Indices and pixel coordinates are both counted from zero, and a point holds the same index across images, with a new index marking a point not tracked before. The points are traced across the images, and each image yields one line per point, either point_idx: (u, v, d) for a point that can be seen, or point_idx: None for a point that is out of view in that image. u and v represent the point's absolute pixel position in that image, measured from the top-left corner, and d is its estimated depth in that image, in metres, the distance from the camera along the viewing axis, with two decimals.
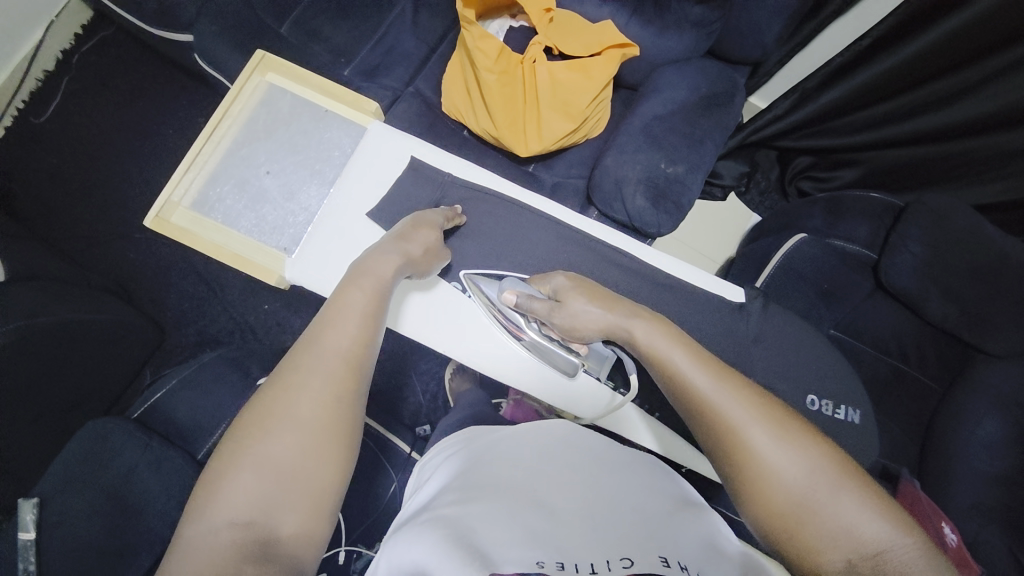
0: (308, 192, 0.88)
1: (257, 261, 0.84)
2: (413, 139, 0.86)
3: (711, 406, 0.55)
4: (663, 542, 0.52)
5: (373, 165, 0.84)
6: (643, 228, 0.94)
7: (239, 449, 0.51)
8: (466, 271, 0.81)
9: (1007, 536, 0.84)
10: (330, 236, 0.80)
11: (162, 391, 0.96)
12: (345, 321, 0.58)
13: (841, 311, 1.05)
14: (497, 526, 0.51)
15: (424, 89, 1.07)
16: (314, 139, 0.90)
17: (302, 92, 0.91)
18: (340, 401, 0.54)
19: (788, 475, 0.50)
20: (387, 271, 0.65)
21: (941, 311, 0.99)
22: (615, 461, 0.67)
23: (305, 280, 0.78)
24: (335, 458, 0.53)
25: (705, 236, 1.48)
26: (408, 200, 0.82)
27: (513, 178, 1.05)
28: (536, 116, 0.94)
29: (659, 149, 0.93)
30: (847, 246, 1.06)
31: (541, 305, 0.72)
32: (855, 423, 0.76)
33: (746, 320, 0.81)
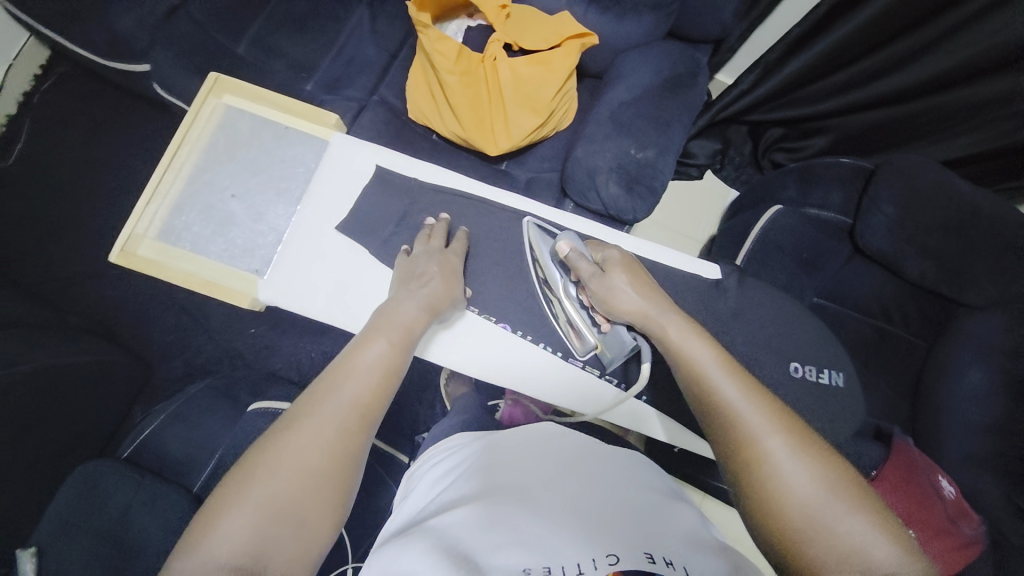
0: (276, 211, 0.87)
1: (229, 285, 0.83)
2: (377, 148, 0.85)
3: (736, 415, 0.56)
4: (649, 538, 0.53)
5: (338, 179, 0.84)
6: (619, 215, 0.95)
7: (241, 487, 0.50)
8: (531, 218, 0.83)
9: (1003, 483, 0.87)
10: (302, 254, 0.80)
11: (151, 427, 0.95)
12: (365, 372, 0.60)
13: (822, 279, 1.06)
14: (486, 531, 0.51)
15: (388, 97, 1.07)
16: (276, 157, 0.89)
17: (260, 111, 0.90)
18: (354, 450, 0.55)
19: (799, 487, 0.51)
20: (407, 322, 0.67)
21: (918, 269, 1.00)
22: (602, 460, 0.68)
23: (280, 300, 0.78)
24: (333, 498, 0.53)
25: (685, 217, 1.48)
26: (376, 210, 0.82)
27: (486, 177, 1.05)
28: (503, 114, 0.94)
29: (628, 135, 0.93)
30: (822, 213, 1.07)
31: (585, 266, 0.72)
32: (841, 386, 0.77)
33: (725, 296, 0.82)
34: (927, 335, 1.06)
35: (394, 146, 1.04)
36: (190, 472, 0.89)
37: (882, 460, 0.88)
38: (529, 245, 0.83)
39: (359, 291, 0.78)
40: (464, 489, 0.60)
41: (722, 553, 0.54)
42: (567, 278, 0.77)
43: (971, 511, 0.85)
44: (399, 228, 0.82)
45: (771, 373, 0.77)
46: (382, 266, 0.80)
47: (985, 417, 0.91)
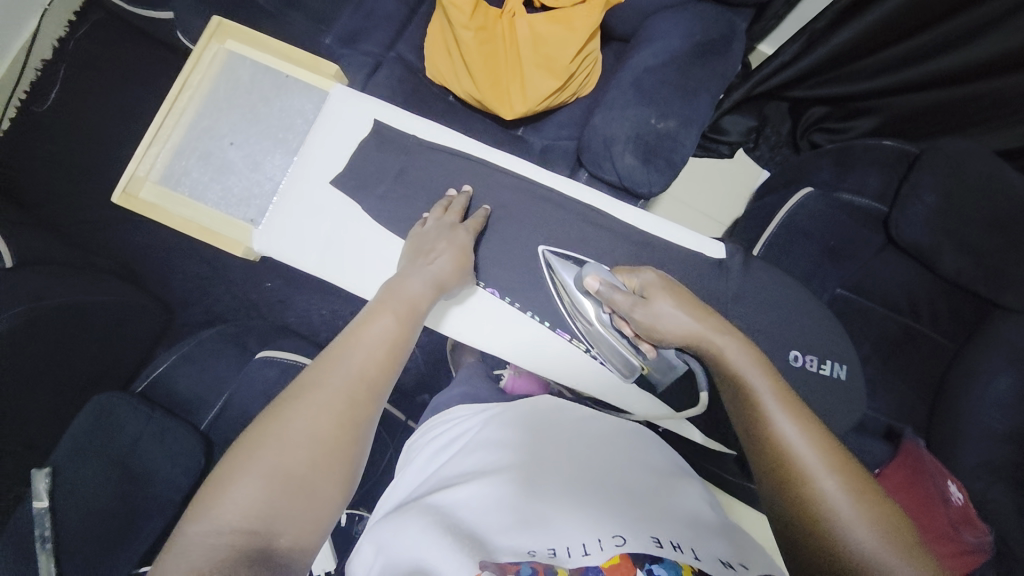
0: (273, 161, 0.87)
1: (226, 234, 0.84)
2: (378, 103, 0.84)
3: (780, 431, 0.52)
4: (655, 521, 0.51)
5: (335, 133, 0.83)
6: (634, 188, 0.91)
7: (248, 452, 0.49)
8: (544, 248, 0.80)
9: (1015, 494, 0.83)
10: (297, 209, 0.80)
11: (163, 365, 0.99)
12: (372, 345, 0.59)
13: (849, 270, 1.00)
14: (491, 512, 0.52)
15: (406, 54, 1.04)
16: (275, 106, 0.88)
17: (261, 58, 0.89)
18: (360, 422, 0.54)
19: (852, 528, 0.46)
20: (417, 298, 0.66)
21: (955, 265, 0.93)
22: (605, 434, 0.66)
23: (273, 250, 0.78)
24: (342, 464, 0.52)
25: (711, 196, 1.41)
26: (371, 166, 0.81)
27: (501, 142, 1.02)
28: (519, 75, 0.90)
29: (649, 104, 0.88)
30: (855, 199, 1.00)
31: (622, 297, 0.68)
32: (842, 378, 0.74)
33: (726, 277, 0.78)
34: (958, 337, 1.00)
35: (409, 104, 1.01)
36: (197, 412, 0.94)
37: (887, 462, 0.88)
38: (546, 271, 0.79)
39: (350, 248, 0.78)
40: (465, 464, 0.60)
41: (728, 543, 0.53)
42: (597, 306, 0.72)
43: (978, 519, 0.80)
44: (395, 182, 0.81)
45: (765, 360, 0.74)
46: (379, 226, 0.79)
47: (1006, 424, 0.87)
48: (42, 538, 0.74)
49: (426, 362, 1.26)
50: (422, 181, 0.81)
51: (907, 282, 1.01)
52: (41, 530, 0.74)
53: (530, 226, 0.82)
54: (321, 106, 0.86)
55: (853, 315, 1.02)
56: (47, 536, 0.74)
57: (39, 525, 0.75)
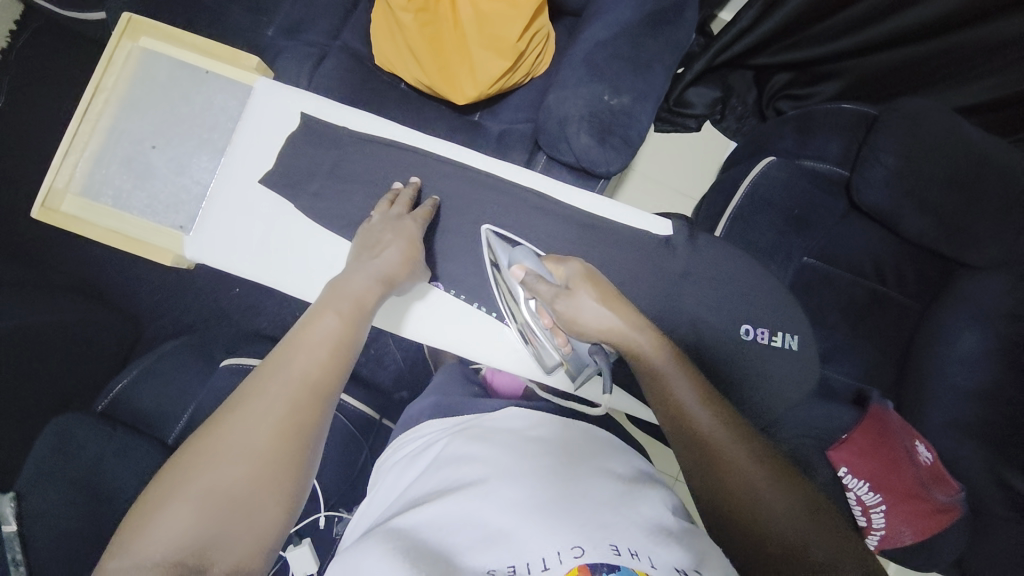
0: (198, 163, 0.83)
1: (154, 242, 0.81)
2: (305, 94, 0.80)
3: (706, 433, 0.54)
4: (620, 516, 0.44)
5: (260, 129, 0.80)
6: (592, 168, 0.89)
7: (177, 480, 0.47)
8: (489, 226, 0.79)
9: (986, 451, 0.85)
10: (225, 212, 0.77)
11: (123, 382, 0.97)
12: (315, 345, 0.58)
13: (814, 238, 0.99)
14: (454, 526, 0.45)
15: (352, 42, 1.00)
16: (197, 104, 0.84)
17: (179, 54, 0.85)
18: (303, 426, 0.53)
19: (772, 509, 0.49)
20: (361, 295, 0.65)
21: (918, 226, 0.92)
22: (573, 432, 0.59)
23: (203, 257, 0.76)
24: (288, 474, 0.50)
25: (681, 171, 1.40)
26: (307, 162, 0.78)
27: (458, 129, 1.00)
28: (467, 58, 0.87)
29: (602, 79, 0.86)
30: (817, 165, 0.99)
31: (545, 287, 0.66)
32: (794, 348, 0.75)
33: (673, 256, 0.77)
34: (922, 297, 1.00)
35: (358, 95, 0.98)
36: (164, 426, 0.93)
37: (855, 425, 0.87)
38: (487, 250, 0.78)
39: (285, 248, 0.76)
40: (432, 483, 0.52)
41: (692, 535, 0.45)
42: (525, 296, 0.71)
43: (948, 476, 0.83)
44: (328, 177, 0.79)
45: (719, 335, 0.74)
46: (313, 223, 0.77)
47: (973, 382, 0.88)
48: (13, 563, 0.71)
49: (403, 358, 1.24)
50: (370, 176, 0.79)
51: (872, 246, 1.01)
52: (12, 554, 0.72)
53: (484, 214, 0.80)
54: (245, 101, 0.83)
55: (821, 282, 1.02)
56: (19, 559, 0.72)
57: (10, 549, 0.72)
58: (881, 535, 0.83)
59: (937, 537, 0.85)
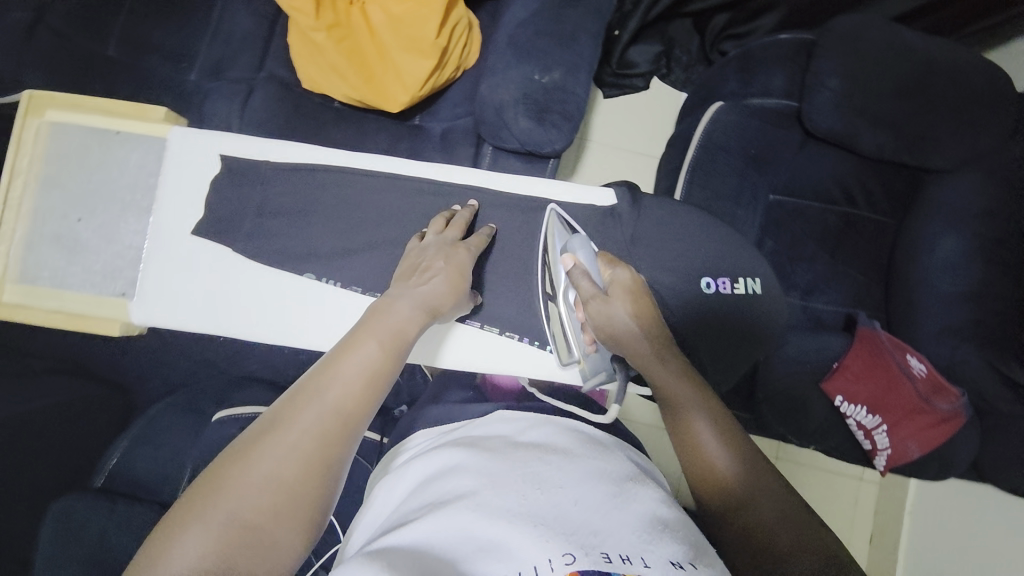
0: (128, 226, 0.80)
1: (98, 314, 0.77)
2: (218, 134, 0.79)
3: (688, 416, 0.57)
4: (610, 522, 0.43)
5: (183, 177, 0.78)
6: (538, 150, 0.88)
7: (195, 508, 0.43)
8: (554, 205, 0.78)
9: (985, 352, 0.84)
10: (166, 269, 0.76)
11: (118, 455, 0.97)
12: (350, 378, 0.52)
13: (775, 174, 0.98)
14: (445, 539, 0.42)
15: (277, 70, 0.99)
16: (116, 166, 0.81)
17: (86, 119, 0.82)
18: (331, 465, 0.47)
19: (753, 500, 0.49)
20: (401, 324, 0.60)
21: (875, 142, 0.91)
22: (565, 434, 0.58)
23: (152, 319, 0.75)
24: (305, 516, 0.45)
25: (639, 132, 1.37)
26: (241, 202, 0.77)
27: (400, 136, 0.98)
28: (394, 66, 0.87)
29: (529, 59, 0.84)
30: (764, 102, 0.97)
31: (588, 286, 0.67)
32: (756, 292, 0.76)
33: (619, 223, 0.78)
34: (895, 212, 1.00)
35: (293, 122, 0.96)
36: (168, 490, 0.92)
37: (845, 351, 0.88)
38: (544, 234, 0.77)
39: (232, 294, 0.75)
40: (429, 496, 0.50)
41: (682, 532, 0.45)
42: (567, 285, 0.72)
43: (948, 386, 0.84)
44: (262, 216, 0.78)
45: (681, 295, 0.75)
46: (256, 263, 0.76)
47: (959, 285, 0.87)
48: None
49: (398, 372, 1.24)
50: (316, 199, 0.78)
51: (836, 170, 0.99)
52: None
53: (435, 215, 0.79)
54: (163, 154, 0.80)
55: (793, 217, 1.00)
56: None
57: None
58: (888, 454, 0.86)
59: (948, 444, 0.84)
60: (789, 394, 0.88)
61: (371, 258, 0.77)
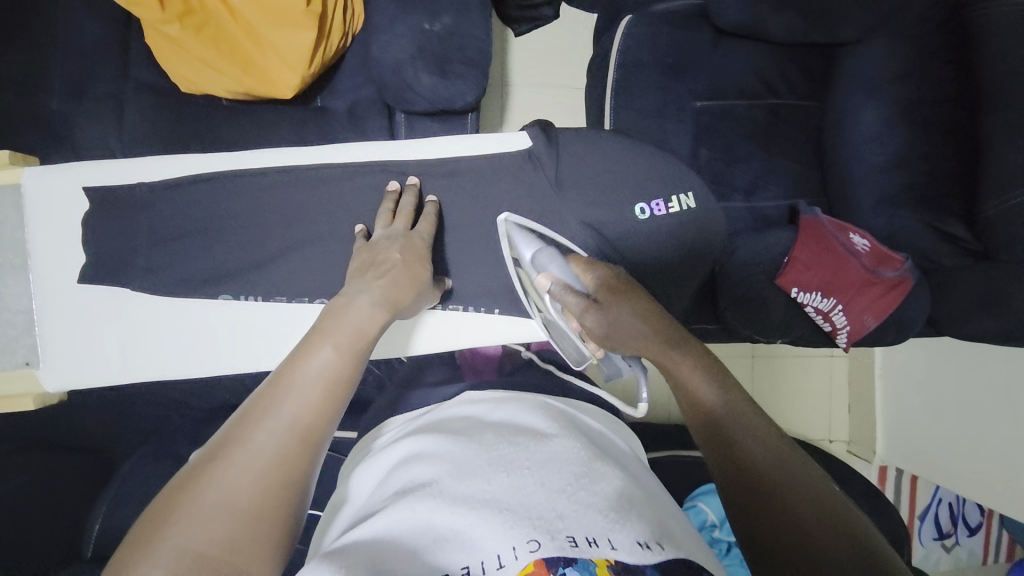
0: (9, 290, 0.72)
1: (8, 391, 0.71)
2: (80, 166, 0.72)
3: (663, 350, 0.55)
4: (578, 501, 0.42)
5: (59, 224, 0.71)
6: (450, 106, 0.82)
7: (147, 545, 0.38)
8: (508, 214, 0.73)
9: (919, 212, 0.87)
10: (72, 326, 0.71)
11: (101, 518, 0.94)
12: (306, 389, 0.49)
13: (696, 80, 0.96)
14: (399, 533, 0.42)
15: (147, 79, 0.88)
16: None
17: None
18: (295, 478, 0.44)
19: (736, 425, 0.47)
20: (360, 324, 0.58)
21: (783, 26, 0.89)
22: (533, 413, 0.57)
23: (72, 381, 0.71)
24: (269, 544, 0.41)
25: (557, 63, 1.32)
26: (128, 233, 0.71)
27: (304, 123, 0.91)
28: (271, 46, 0.79)
29: (415, 8, 0.78)
30: (668, 6, 0.95)
31: (575, 300, 0.61)
32: (692, 207, 0.75)
33: (539, 168, 0.74)
34: (817, 94, 0.99)
35: (182, 131, 0.87)
36: None
37: (793, 242, 0.90)
38: (507, 243, 0.73)
39: (149, 334, 0.72)
40: (395, 487, 0.48)
41: (641, 505, 0.45)
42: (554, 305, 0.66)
43: (892, 253, 0.88)
44: (158, 242, 0.72)
45: (619, 227, 0.74)
46: (161, 295, 0.71)
47: (886, 154, 0.88)
48: None
49: None
50: (224, 210, 0.72)
51: (755, 62, 0.97)
52: None
53: (355, 198, 0.74)
54: (20, 203, 0.71)
55: (722, 120, 0.99)
56: None
57: None
58: (847, 331, 0.89)
59: (899, 307, 0.89)
60: (749, 296, 0.90)
61: (300, 261, 0.73)
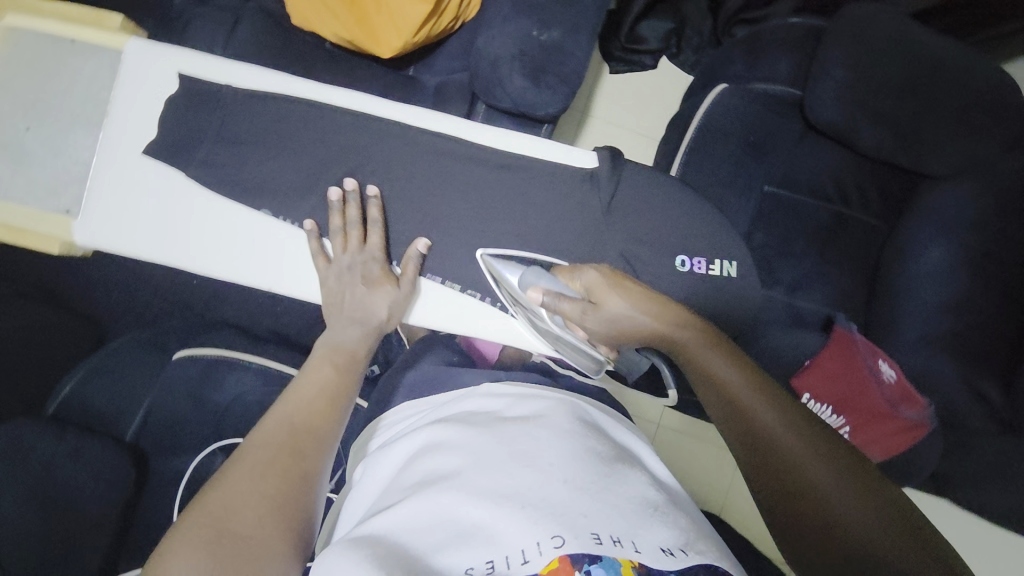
0: (78, 141, 0.76)
1: (36, 229, 0.74)
2: (179, 51, 0.76)
3: (733, 391, 0.56)
4: (600, 502, 0.42)
5: (144, 96, 0.75)
6: (531, 112, 0.84)
7: (186, 524, 0.49)
8: (484, 252, 0.75)
9: (957, 364, 0.83)
10: (118, 190, 0.73)
11: (72, 381, 0.94)
12: (311, 399, 0.62)
13: (773, 164, 0.96)
14: (421, 527, 0.42)
15: (266, 2, 0.93)
16: (73, 76, 0.77)
17: (44, 25, 0.78)
18: (301, 472, 0.55)
19: (816, 470, 0.50)
20: (351, 343, 0.69)
21: (874, 139, 0.88)
22: (553, 405, 0.56)
23: (98, 240, 0.73)
24: (284, 517, 0.51)
25: (642, 110, 1.33)
26: (199, 125, 0.74)
27: (392, 86, 0.94)
28: (387, 6, 0.82)
29: (530, 14, 0.81)
30: (768, 87, 0.95)
31: (571, 305, 0.64)
32: (733, 275, 0.75)
33: (598, 190, 0.75)
34: (888, 216, 0.97)
35: (281, 58, 0.91)
36: (121, 423, 0.92)
37: (822, 349, 0.87)
38: (490, 278, 0.75)
39: (186, 221, 0.74)
40: (413, 475, 0.48)
41: (671, 513, 0.45)
42: (549, 318, 0.68)
43: (917, 394, 0.83)
44: (219, 141, 0.74)
45: (655, 270, 0.73)
46: (209, 190, 0.74)
47: (942, 296, 0.85)
48: None
49: None
50: (295, 135, 0.75)
51: (835, 165, 0.97)
52: None
53: (417, 166, 0.76)
54: (117, 69, 0.77)
55: (785, 211, 0.98)
56: None
57: None
58: None
59: (909, 452, 0.84)
60: None
61: None
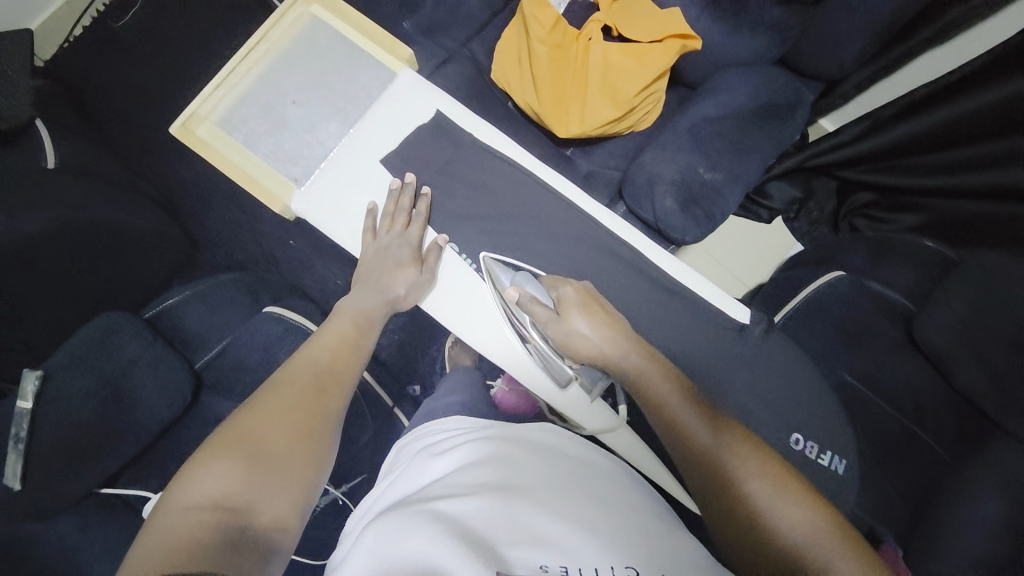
0: (328, 128, 0.93)
1: (266, 185, 0.90)
2: (435, 92, 0.92)
3: (698, 441, 0.61)
4: (656, 552, 0.52)
5: (398, 114, 0.91)
6: (668, 232, 0.91)
7: (222, 435, 0.59)
8: (486, 254, 0.84)
9: None
10: (341, 176, 0.88)
11: (176, 298, 1.03)
12: (335, 348, 0.73)
13: (861, 359, 0.98)
14: (498, 520, 0.50)
15: (477, 53, 1.07)
16: (343, 76, 0.96)
17: (341, 28, 0.97)
18: (328, 409, 0.66)
19: (781, 524, 0.55)
20: (370, 308, 0.79)
21: (968, 378, 0.88)
22: (595, 456, 0.67)
23: (307, 211, 0.87)
24: (315, 444, 0.62)
25: (743, 257, 1.40)
26: (423, 149, 0.89)
27: (549, 158, 1.03)
28: (581, 99, 0.91)
29: (702, 152, 0.89)
30: (883, 291, 1.01)
31: (540, 309, 0.73)
32: (839, 471, 0.74)
33: (744, 344, 0.82)
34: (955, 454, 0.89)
35: (472, 102, 1.03)
36: (197, 350, 0.98)
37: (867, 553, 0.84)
38: (488, 279, 0.82)
39: None
40: (479, 476, 0.57)
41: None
42: (523, 318, 0.77)
43: None
44: (438, 174, 0.89)
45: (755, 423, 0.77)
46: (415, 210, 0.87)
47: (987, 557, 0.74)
48: (15, 438, 0.75)
49: (425, 355, 1.25)
50: (486, 186, 0.88)
51: None
52: (16, 430, 0.76)
53: (569, 246, 0.85)
54: (386, 84, 0.94)
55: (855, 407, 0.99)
56: (21, 437, 0.75)
57: (16, 424, 0.76)
58: None
59: None
60: None
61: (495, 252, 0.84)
